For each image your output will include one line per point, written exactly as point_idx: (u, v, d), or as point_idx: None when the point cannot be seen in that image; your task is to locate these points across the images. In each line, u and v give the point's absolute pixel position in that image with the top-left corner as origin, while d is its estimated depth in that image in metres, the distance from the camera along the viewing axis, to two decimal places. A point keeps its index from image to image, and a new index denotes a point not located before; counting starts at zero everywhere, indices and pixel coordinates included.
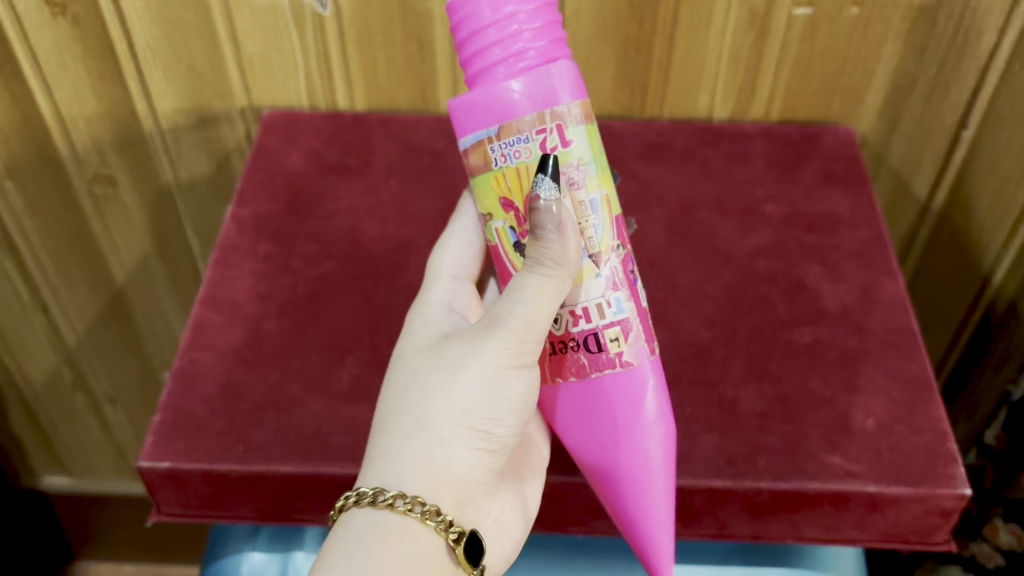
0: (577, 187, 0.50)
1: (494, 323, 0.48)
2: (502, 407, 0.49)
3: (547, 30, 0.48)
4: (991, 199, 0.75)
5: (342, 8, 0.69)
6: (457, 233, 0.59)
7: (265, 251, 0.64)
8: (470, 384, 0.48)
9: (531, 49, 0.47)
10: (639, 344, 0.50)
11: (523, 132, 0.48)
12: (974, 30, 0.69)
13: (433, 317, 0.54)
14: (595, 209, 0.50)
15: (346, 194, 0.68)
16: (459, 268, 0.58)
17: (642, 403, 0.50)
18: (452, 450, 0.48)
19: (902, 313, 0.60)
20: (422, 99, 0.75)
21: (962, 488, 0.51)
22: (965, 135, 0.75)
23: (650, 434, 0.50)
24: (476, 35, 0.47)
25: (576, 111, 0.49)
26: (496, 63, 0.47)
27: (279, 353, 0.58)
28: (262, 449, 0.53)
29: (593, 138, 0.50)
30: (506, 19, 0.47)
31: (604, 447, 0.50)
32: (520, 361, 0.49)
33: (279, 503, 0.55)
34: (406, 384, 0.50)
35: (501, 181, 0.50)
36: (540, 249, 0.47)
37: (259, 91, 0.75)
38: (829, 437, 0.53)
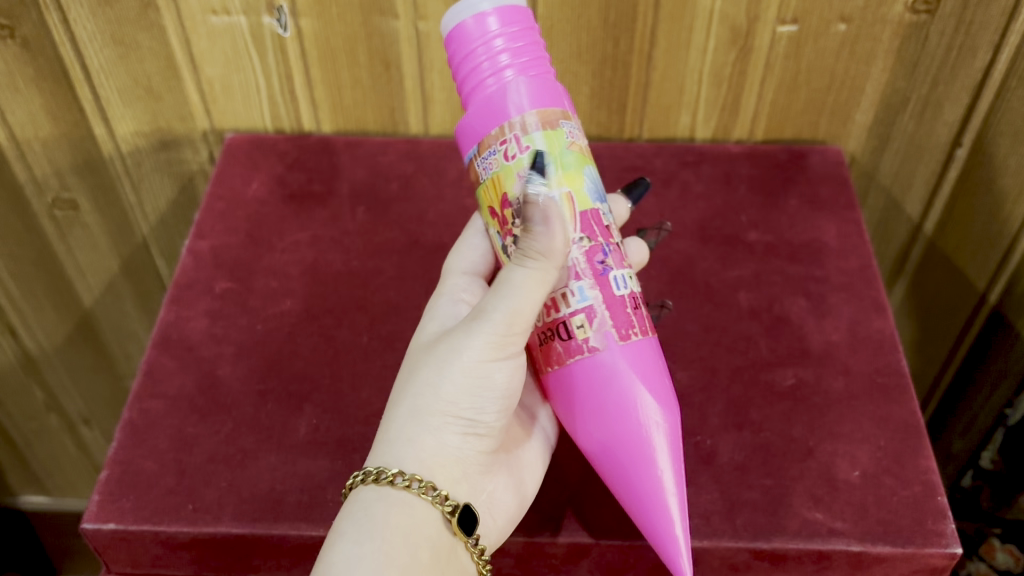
0: (537, 187, 0.45)
1: (480, 315, 0.45)
2: (490, 393, 0.46)
3: (532, 46, 0.45)
4: (988, 217, 0.73)
5: (303, 28, 0.65)
6: (463, 242, 0.55)
7: (222, 288, 0.61)
8: (458, 373, 0.45)
9: (519, 63, 0.45)
10: (607, 326, 0.45)
11: (493, 147, 0.45)
12: (968, 46, 0.65)
13: (438, 311, 0.51)
14: (557, 206, 0.45)
15: (309, 224, 0.65)
16: (475, 268, 0.54)
17: (614, 387, 0.44)
18: (443, 436, 0.46)
19: (890, 352, 0.57)
20: (391, 121, 0.72)
21: (953, 547, 0.48)
22: (959, 154, 0.72)
23: (628, 421, 0.44)
24: (462, 56, 0.45)
25: (532, 120, 0.45)
26: (479, 83, 0.45)
27: (233, 402, 0.55)
28: (212, 508, 0.50)
29: (555, 140, 0.45)
30: (491, 39, 0.44)
31: (588, 434, 0.46)
32: (511, 348, 0.45)
33: (232, 563, 0.51)
34: (404, 375, 0.48)
35: (486, 192, 0.47)
36: (524, 241, 0.43)
37: (220, 113, 0.72)
38: (813, 492, 0.50)
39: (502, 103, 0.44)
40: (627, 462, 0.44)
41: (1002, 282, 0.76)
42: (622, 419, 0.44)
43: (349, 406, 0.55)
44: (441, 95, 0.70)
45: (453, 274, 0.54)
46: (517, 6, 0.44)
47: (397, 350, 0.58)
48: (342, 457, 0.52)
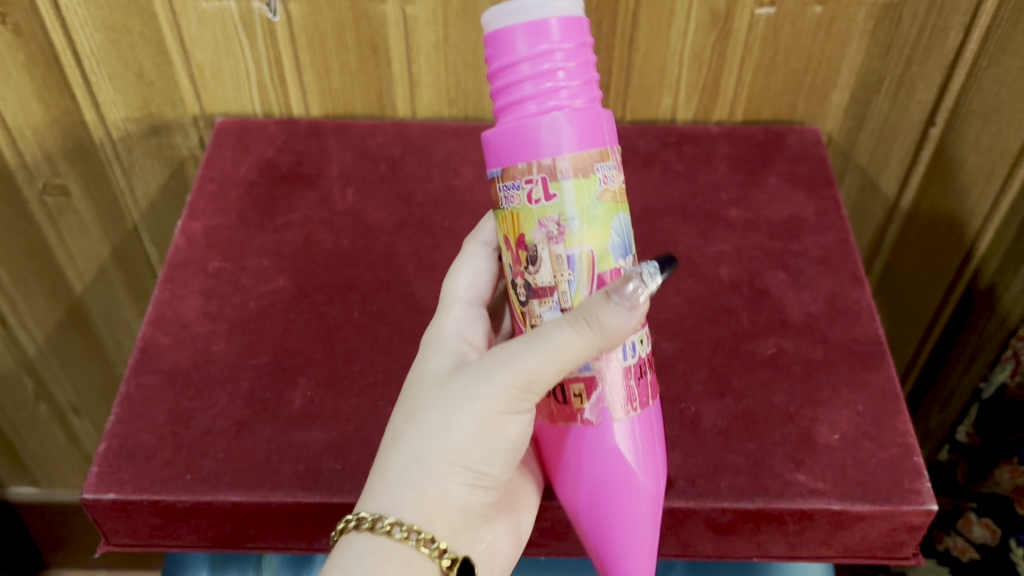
0: (556, 240, 0.44)
1: (502, 364, 0.44)
2: (500, 445, 0.46)
3: (582, 70, 0.43)
4: (968, 180, 0.76)
5: (293, 12, 0.66)
6: (467, 260, 0.54)
7: (215, 267, 0.62)
8: (470, 423, 0.44)
9: (564, 89, 0.43)
10: (605, 401, 0.45)
11: (516, 179, 0.44)
12: (941, 27, 0.68)
13: (440, 343, 0.50)
14: (574, 264, 0.45)
15: (298, 205, 0.67)
16: (474, 295, 0.54)
17: (603, 460, 0.45)
18: (447, 486, 0.45)
19: (867, 322, 0.59)
20: (378, 104, 0.74)
21: (929, 505, 0.50)
22: (932, 133, 0.74)
23: (611, 494, 0.45)
24: (504, 68, 0.42)
25: (568, 165, 0.43)
26: (521, 99, 0.43)
27: (228, 375, 0.56)
28: (210, 477, 0.51)
29: (584, 190, 0.44)
30: (539, 58, 0.42)
31: (570, 492, 0.47)
32: (529, 403, 0.45)
33: (230, 531, 0.52)
34: (407, 416, 0.46)
35: (503, 219, 0.46)
36: (593, 311, 0.41)
37: (210, 98, 0.73)
38: (794, 455, 0.52)
39: (537, 130, 0.43)
40: (606, 531, 0.46)
41: (980, 256, 0.81)
42: (606, 490, 0.45)
43: (342, 379, 0.56)
44: (428, 78, 0.71)
45: (453, 303, 0.53)
46: (572, 25, 0.42)
47: (389, 326, 0.59)
48: (337, 429, 0.54)
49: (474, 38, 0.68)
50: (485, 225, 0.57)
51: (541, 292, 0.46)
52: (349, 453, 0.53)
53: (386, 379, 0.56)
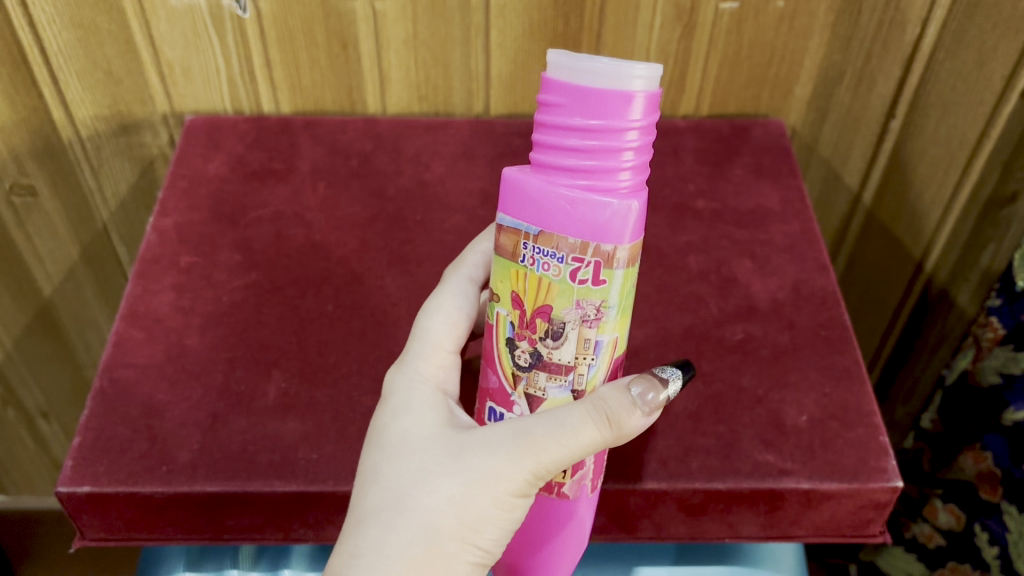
0: (590, 323, 0.44)
1: (526, 447, 0.43)
2: (505, 524, 0.45)
3: (638, 156, 0.41)
4: (929, 167, 0.77)
5: (263, 8, 0.67)
6: (448, 299, 0.52)
7: (187, 262, 0.62)
8: (487, 503, 0.43)
9: (613, 172, 0.41)
10: (585, 479, 0.47)
11: (559, 250, 0.42)
12: (899, 21, 0.70)
13: (425, 399, 0.47)
14: (599, 349, 0.45)
15: (270, 200, 0.67)
16: (452, 339, 0.51)
17: (564, 531, 0.48)
18: (449, 563, 0.44)
19: (832, 307, 0.60)
20: (348, 101, 0.74)
21: (894, 481, 0.51)
22: (893, 125, 0.77)
23: (554, 559, 0.49)
24: (556, 132, 0.41)
25: (622, 256, 0.42)
26: (582, 169, 0.41)
27: (202, 368, 0.56)
28: (186, 469, 0.51)
29: (628, 280, 0.43)
30: (591, 136, 0.40)
31: (515, 545, 0.49)
32: (538, 486, 0.45)
33: (206, 523, 0.52)
34: (407, 481, 0.44)
35: (521, 277, 0.44)
36: (617, 413, 0.43)
37: (180, 96, 0.73)
38: (763, 437, 0.53)
39: (573, 207, 0.41)
40: None
41: (937, 251, 0.83)
42: (554, 554, 0.49)
43: (317, 371, 0.56)
44: (398, 74, 0.72)
45: (438, 352, 0.50)
46: (641, 109, 0.40)
47: (362, 318, 0.59)
48: (312, 419, 0.54)
49: (443, 33, 0.69)
50: (468, 260, 0.54)
51: (553, 368, 0.45)
52: (324, 442, 0.53)
53: (359, 370, 0.57)
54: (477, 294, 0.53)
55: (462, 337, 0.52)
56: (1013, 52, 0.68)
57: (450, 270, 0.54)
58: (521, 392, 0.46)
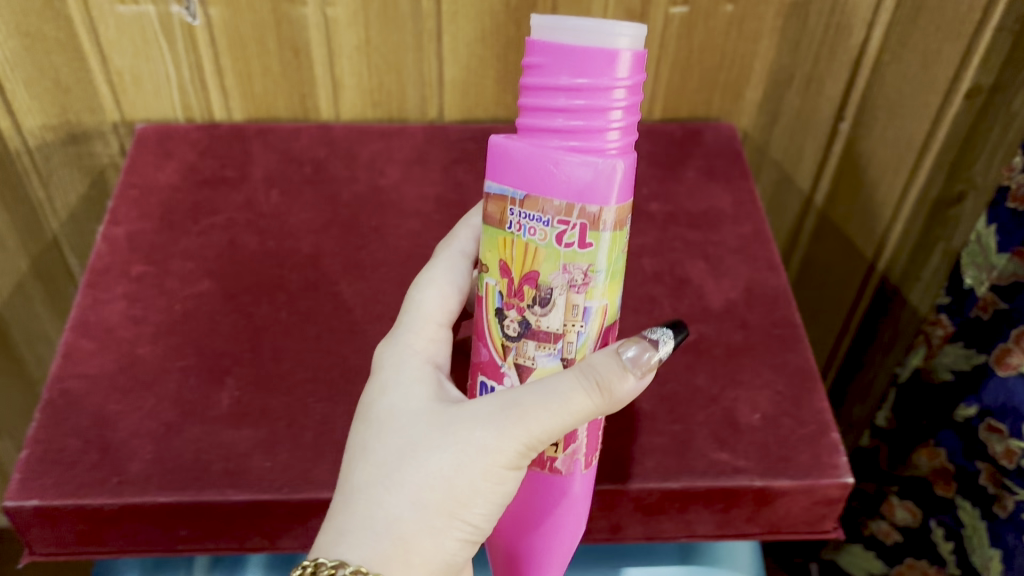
0: (577, 288, 0.44)
1: (514, 418, 0.43)
2: (497, 498, 0.45)
3: (626, 115, 0.41)
4: (879, 170, 0.79)
5: (213, 16, 0.66)
6: (441, 272, 0.52)
7: (139, 271, 0.62)
8: (476, 477, 0.43)
9: (602, 131, 0.41)
10: (578, 453, 0.47)
11: (545, 213, 0.43)
12: (845, 24, 0.71)
13: (415, 372, 0.47)
14: (588, 316, 0.45)
15: (222, 208, 0.66)
16: (446, 314, 0.51)
17: (559, 508, 0.47)
18: (439, 539, 0.44)
19: (784, 306, 0.61)
20: (301, 108, 0.74)
21: (845, 477, 0.51)
22: (842, 127, 0.79)
23: (552, 540, 0.48)
24: (543, 92, 0.41)
25: (611, 217, 0.42)
26: (570, 129, 0.41)
27: (154, 378, 0.56)
28: (138, 479, 0.50)
29: (616, 244, 0.43)
30: (577, 94, 0.40)
31: (512, 528, 0.48)
32: (530, 459, 0.44)
33: (159, 533, 0.51)
34: (396, 456, 0.44)
35: (508, 245, 0.44)
36: (608, 379, 0.43)
37: (130, 104, 0.72)
38: (717, 435, 0.53)
39: (560, 168, 0.42)
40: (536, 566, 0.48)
41: (889, 251, 0.85)
42: (551, 534, 0.48)
43: (271, 379, 0.56)
44: (351, 80, 0.72)
45: (430, 325, 0.50)
46: (628, 67, 0.40)
47: (317, 325, 0.59)
48: (266, 426, 0.53)
49: (395, 39, 0.69)
50: (461, 233, 0.54)
51: (542, 336, 0.45)
52: (279, 449, 0.52)
53: (314, 377, 0.56)
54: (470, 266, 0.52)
55: (453, 312, 0.51)
56: (956, 53, 0.70)
57: (441, 246, 0.54)
58: (511, 363, 0.46)
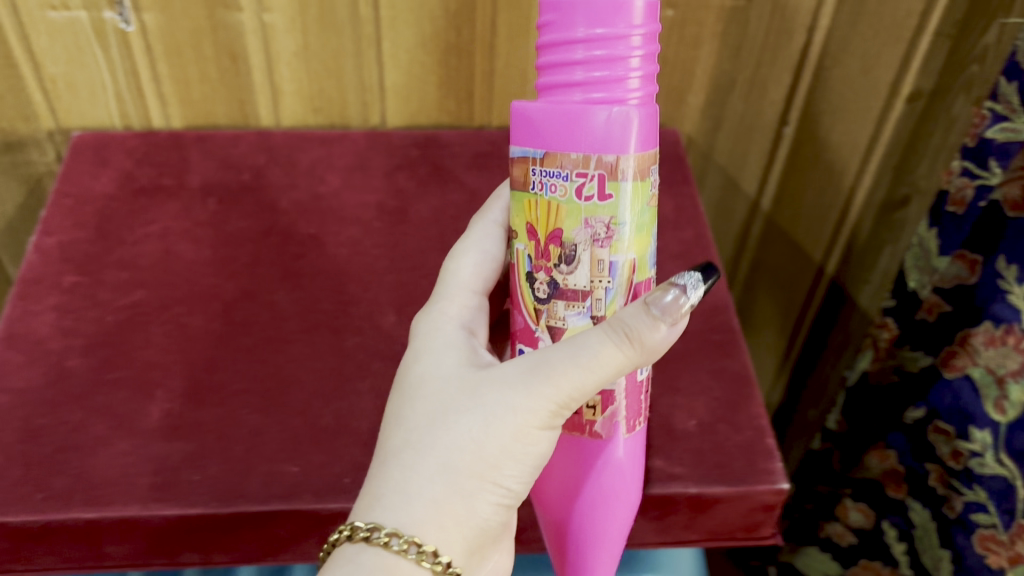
0: (601, 243, 0.43)
1: (544, 374, 0.41)
2: (531, 462, 0.43)
3: (643, 63, 0.41)
4: (825, 172, 0.80)
5: (147, 22, 0.65)
6: (476, 243, 0.52)
7: (71, 282, 0.60)
8: (507, 437, 0.41)
9: (620, 81, 0.40)
10: (618, 416, 0.45)
11: (564, 168, 0.42)
12: (785, 29, 0.71)
13: (447, 339, 0.47)
14: (616, 271, 0.43)
15: (158, 217, 0.65)
16: (479, 282, 0.51)
17: (604, 475, 0.45)
18: (473, 503, 0.42)
19: (722, 311, 0.61)
20: (241, 114, 0.73)
21: (780, 483, 0.51)
22: (786, 132, 0.78)
23: (601, 510, 0.45)
24: (559, 46, 0.41)
25: (633, 167, 0.41)
26: (591, 80, 0.40)
27: (83, 391, 0.54)
28: (62, 495, 0.49)
29: (640, 194, 0.42)
30: (593, 45, 0.40)
31: (560, 503, 0.45)
32: (564, 419, 0.43)
33: (86, 549, 0.50)
34: (428, 420, 0.43)
35: (531, 206, 0.44)
36: (639, 331, 0.40)
37: (66, 111, 0.71)
38: (652, 442, 0.53)
39: (582, 120, 0.41)
40: (590, 542, 0.45)
41: (838, 252, 0.85)
42: (600, 504, 0.45)
43: (202, 391, 0.55)
44: (290, 87, 0.71)
45: (464, 292, 0.50)
46: (642, 13, 0.40)
47: (251, 335, 0.58)
48: (195, 439, 0.52)
49: (334, 46, 0.68)
50: (493, 206, 0.54)
51: (569, 294, 0.44)
52: (208, 463, 0.51)
53: (247, 389, 0.55)
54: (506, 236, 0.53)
55: (490, 280, 0.52)
56: (895, 60, 0.71)
57: (475, 219, 0.54)
58: (543, 327, 0.45)
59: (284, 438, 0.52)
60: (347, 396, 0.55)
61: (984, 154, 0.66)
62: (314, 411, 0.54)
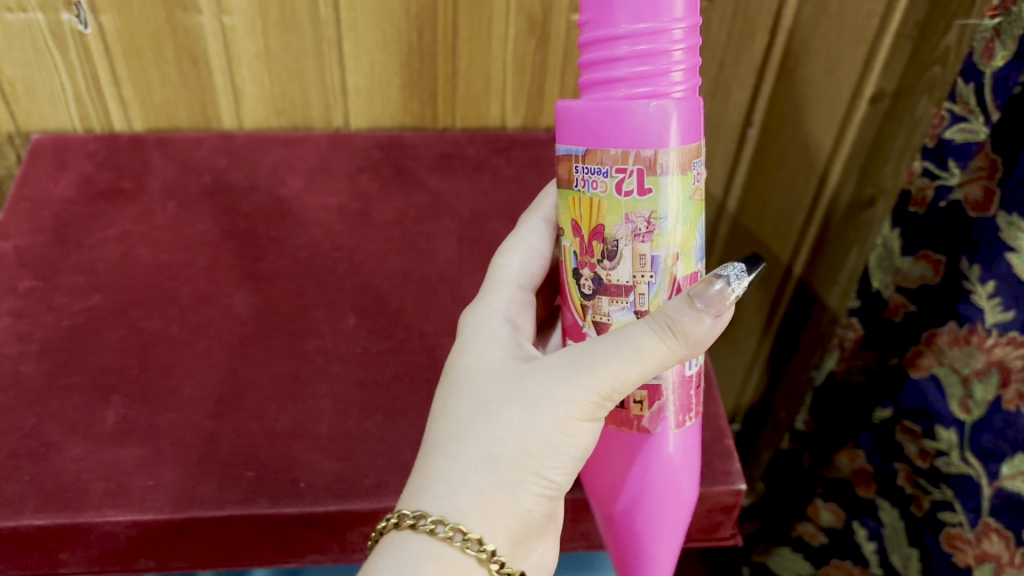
0: (642, 238, 0.42)
1: (586, 367, 0.41)
2: (574, 453, 0.43)
3: (686, 57, 0.41)
4: (793, 169, 0.80)
5: (105, 25, 0.65)
6: (525, 238, 0.53)
7: (26, 286, 0.60)
8: (549, 429, 0.42)
9: (661, 75, 0.41)
10: (664, 410, 0.44)
11: (603, 165, 0.41)
12: (748, 30, 0.74)
13: (495, 330, 0.47)
14: (657, 266, 0.43)
15: (117, 220, 0.65)
16: (526, 279, 0.52)
17: (657, 468, 0.45)
18: (516, 494, 0.42)
19: None
20: (203, 116, 0.73)
21: (737, 484, 0.51)
22: (751, 133, 0.81)
23: (657, 503, 0.44)
24: (601, 44, 0.41)
25: (673, 161, 0.41)
26: (635, 74, 0.40)
27: (35, 397, 0.53)
28: (12, 502, 0.48)
29: (682, 189, 0.42)
30: (635, 40, 0.40)
31: (613, 496, 0.46)
32: (607, 411, 0.43)
33: (38, 557, 0.49)
34: (472, 411, 0.43)
35: (575, 203, 0.44)
36: (681, 323, 0.40)
37: (25, 114, 0.70)
38: None
39: (624, 115, 0.40)
40: (647, 534, 0.45)
41: (805, 253, 0.85)
42: (655, 498, 0.44)
43: (158, 395, 0.54)
44: (252, 89, 0.71)
45: (511, 286, 0.51)
46: (683, 7, 0.40)
47: (209, 338, 0.58)
48: (151, 444, 0.51)
49: (295, 47, 0.68)
50: (544, 203, 0.54)
51: (613, 290, 0.44)
52: (162, 468, 0.50)
53: (202, 394, 0.54)
54: (554, 231, 0.53)
55: (537, 277, 0.52)
56: (858, 60, 0.71)
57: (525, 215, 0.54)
58: (590, 321, 0.46)
59: (240, 443, 0.52)
60: (303, 400, 0.54)
61: (944, 155, 0.66)
62: (269, 416, 0.53)
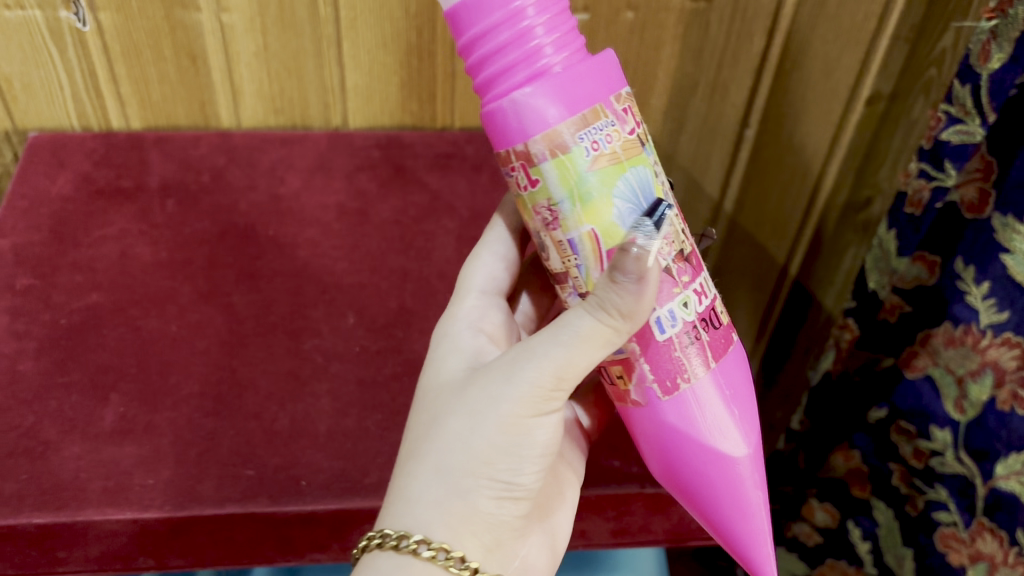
0: (553, 226, 0.41)
1: (522, 362, 0.42)
2: (531, 450, 0.43)
3: (549, 34, 0.39)
4: (787, 176, 0.80)
5: (104, 22, 0.65)
6: (489, 246, 0.54)
7: (23, 285, 0.59)
8: (495, 428, 0.42)
9: (523, 60, 0.38)
10: (645, 381, 0.43)
11: (504, 166, 0.42)
12: (745, 31, 0.72)
13: (457, 342, 0.48)
14: (577, 247, 0.41)
15: (115, 219, 0.65)
16: (490, 285, 0.53)
17: (668, 433, 0.44)
18: (475, 499, 0.42)
19: None
20: (200, 114, 0.73)
21: None
22: (748, 134, 0.80)
23: (687, 465, 0.44)
24: (463, 43, 0.40)
25: (542, 148, 0.39)
26: (494, 69, 0.39)
27: (33, 396, 0.53)
28: (10, 501, 0.48)
29: (568, 169, 0.40)
30: (484, 36, 0.38)
31: (655, 465, 0.46)
32: (558, 401, 0.42)
33: (36, 557, 0.49)
34: (427, 426, 0.44)
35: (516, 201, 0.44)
36: (604, 297, 0.38)
37: (22, 112, 0.70)
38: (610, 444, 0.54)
39: (494, 113, 0.39)
40: (697, 490, 0.44)
41: (801, 252, 0.86)
42: (678, 462, 0.44)
43: (156, 393, 0.54)
44: (251, 87, 0.71)
45: (477, 296, 0.52)
46: None
47: (207, 337, 0.57)
48: (149, 443, 0.51)
49: (294, 46, 0.68)
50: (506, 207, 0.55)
51: (559, 278, 0.43)
52: (161, 467, 0.50)
53: (201, 393, 0.54)
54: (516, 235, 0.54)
55: (503, 283, 0.54)
56: (854, 63, 0.71)
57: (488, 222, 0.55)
58: None
59: (239, 442, 0.52)
60: (303, 399, 0.54)
61: (940, 155, 0.67)
62: (268, 415, 0.53)
